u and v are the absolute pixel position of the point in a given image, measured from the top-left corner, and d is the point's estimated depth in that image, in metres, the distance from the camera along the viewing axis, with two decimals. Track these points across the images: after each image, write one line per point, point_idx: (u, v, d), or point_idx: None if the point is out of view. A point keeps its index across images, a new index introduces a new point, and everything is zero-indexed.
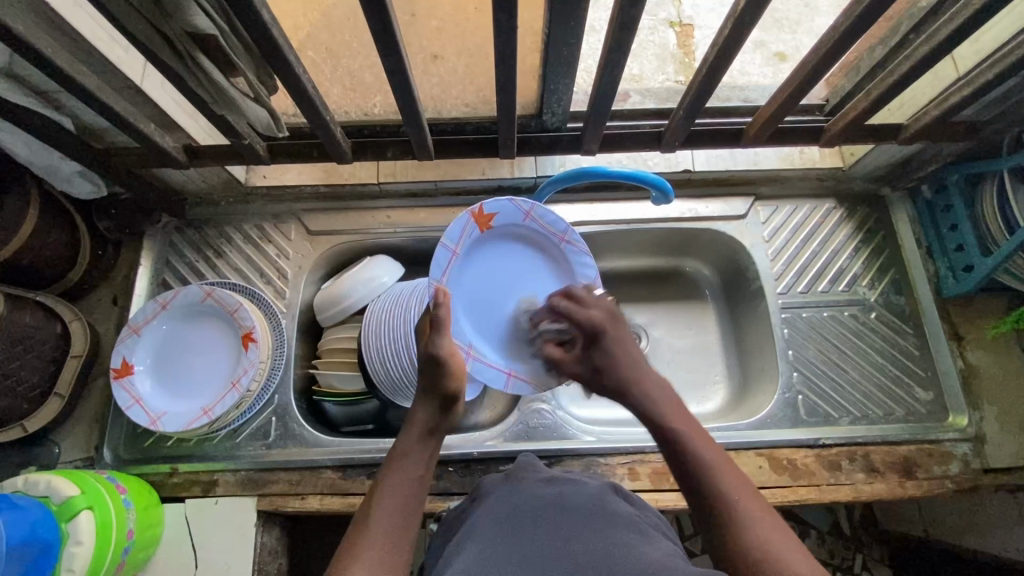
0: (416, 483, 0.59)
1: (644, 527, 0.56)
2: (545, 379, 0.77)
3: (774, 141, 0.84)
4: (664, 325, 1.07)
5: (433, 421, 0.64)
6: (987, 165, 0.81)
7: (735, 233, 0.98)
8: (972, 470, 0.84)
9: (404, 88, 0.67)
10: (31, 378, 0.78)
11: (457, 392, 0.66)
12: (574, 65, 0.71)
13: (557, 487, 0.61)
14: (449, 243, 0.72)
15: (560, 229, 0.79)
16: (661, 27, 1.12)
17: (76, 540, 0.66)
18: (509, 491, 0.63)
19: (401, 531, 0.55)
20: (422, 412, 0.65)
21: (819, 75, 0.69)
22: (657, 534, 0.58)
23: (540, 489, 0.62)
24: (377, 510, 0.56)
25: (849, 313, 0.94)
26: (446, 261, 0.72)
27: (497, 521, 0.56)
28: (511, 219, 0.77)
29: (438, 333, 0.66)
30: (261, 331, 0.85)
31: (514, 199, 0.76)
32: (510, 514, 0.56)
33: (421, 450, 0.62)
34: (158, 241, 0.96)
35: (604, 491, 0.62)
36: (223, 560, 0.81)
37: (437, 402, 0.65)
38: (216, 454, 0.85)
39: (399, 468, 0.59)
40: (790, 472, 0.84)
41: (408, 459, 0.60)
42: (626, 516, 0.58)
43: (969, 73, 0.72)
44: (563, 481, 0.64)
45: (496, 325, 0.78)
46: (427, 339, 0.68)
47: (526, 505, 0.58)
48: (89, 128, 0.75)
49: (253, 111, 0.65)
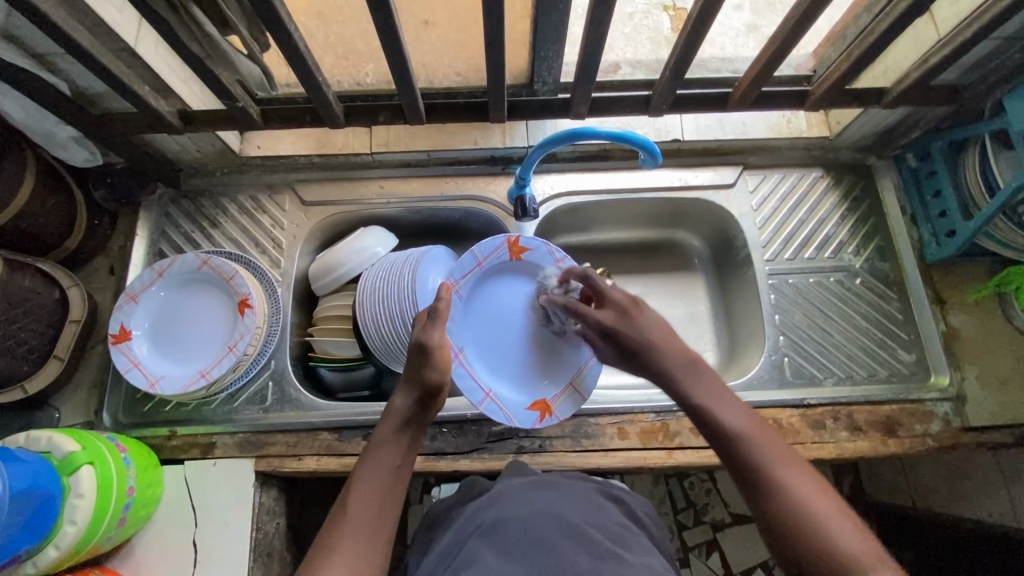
0: (392, 477, 0.58)
1: (629, 540, 0.64)
2: (516, 410, 0.81)
3: (760, 105, 0.85)
4: (654, 294, 1.09)
5: (410, 412, 0.62)
6: (970, 130, 0.82)
7: (723, 202, 1.00)
8: (952, 428, 0.87)
9: (395, 48, 0.68)
10: (31, 340, 0.79)
11: (439, 383, 0.63)
12: (563, 29, 0.72)
13: (546, 493, 0.69)
14: (478, 253, 0.82)
15: None
16: (655, 11, 1.13)
17: (78, 493, 0.68)
18: (500, 495, 0.70)
19: (377, 528, 0.54)
20: (400, 402, 0.63)
21: (801, 33, 0.70)
22: (634, 536, 0.66)
23: (529, 493, 0.69)
24: (351, 510, 0.55)
25: (835, 279, 0.96)
26: (470, 267, 0.82)
27: (492, 522, 0.64)
28: (541, 260, 0.85)
29: (435, 324, 0.66)
30: (257, 298, 0.87)
31: (550, 244, 0.84)
32: (503, 516, 0.64)
33: (399, 444, 0.60)
34: (154, 212, 0.97)
35: (590, 497, 0.70)
36: (223, 519, 0.82)
37: (417, 392, 0.62)
38: (214, 417, 0.87)
39: (374, 463, 0.58)
40: (776, 431, 0.86)
41: (383, 452, 0.59)
42: (610, 524, 0.66)
43: (948, 34, 0.74)
44: (548, 484, 0.72)
45: (493, 350, 0.84)
46: (421, 327, 0.67)
47: (520, 507, 0.66)
48: (84, 94, 0.76)
49: (246, 66, 0.78)
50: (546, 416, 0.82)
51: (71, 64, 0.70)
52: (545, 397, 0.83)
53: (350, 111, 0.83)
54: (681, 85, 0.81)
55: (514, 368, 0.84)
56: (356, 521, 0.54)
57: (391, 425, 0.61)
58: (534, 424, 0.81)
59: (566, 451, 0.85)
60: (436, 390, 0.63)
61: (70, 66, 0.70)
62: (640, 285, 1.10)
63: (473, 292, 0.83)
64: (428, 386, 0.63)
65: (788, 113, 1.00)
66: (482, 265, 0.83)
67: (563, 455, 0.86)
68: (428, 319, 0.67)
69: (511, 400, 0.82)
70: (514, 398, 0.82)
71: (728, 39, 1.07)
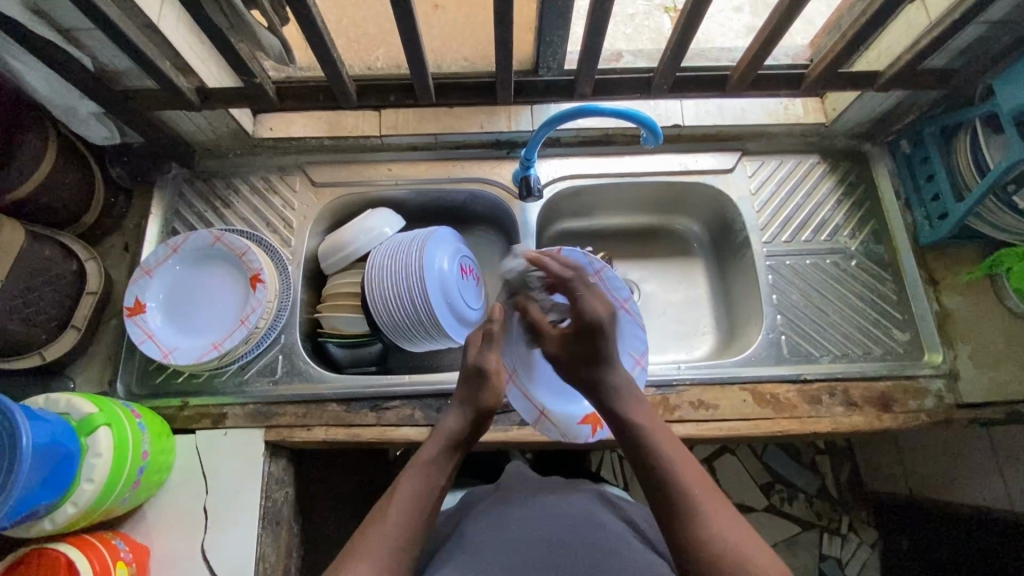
0: (436, 490, 0.66)
1: (629, 542, 0.65)
2: (570, 427, 0.85)
3: (757, 87, 0.88)
4: (654, 279, 1.11)
5: (464, 432, 0.72)
6: (960, 114, 0.85)
7: (722, 186, 1.02)
8: (945, 404, 0.89)
9: (407, 24, 0.70)
10: (49, 309, 0.82)
11: (490, 410, 0.74)
12: (568, 12, 0.75)
13: (548, 497, 0.72)
14: (515, 272, 0.85)
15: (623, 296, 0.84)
16: (656, 12, 1.17)
17: (96, 453, 0.70)
18: (503, 502, 0.72)
19: (416, 530, 0.62)
20: (454, 421, 0.72)
21: (796, 12, 0.73)
22: (634, 542, 0.66)
23: (531, 501, 0.71)
24: (394, 511, 0.62)
25: (831, 261, 0.98)
26: (511, 285, 0.86)
27: (490, 531, 0.66)
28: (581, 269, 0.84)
29: (489, 347, 0.77)
30: (269, 273, 0.89)
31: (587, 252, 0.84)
32: (506, 520, 0.67)
33: (447, 459, 0.69)
34: (168, 192, 0.99)
35: (591, 505, 0.71)
36: (233, 488, 0.84)
37: (472, 414, 0.73)
38: (226, 389, 0.89)
39: (422, 475, 0.66)
40: (773, 405, 0.88)
41: (436, 460, 0.68)
42: (614, 524, 0.69)
43: (938, 18, 0.77)
44: (549, 493, 0.74)
45: (543, 364, 0.88)
46: (477, 351, 0.77)
47: (522, 512, 0.69)
48: (107, 71, 0.79)
49: (267, 39, 0.74)
50: (599, 429, 0.84)
51: (95, 40, 0.73)
52: (598, 412, 0.85)
53: (362, 91, 0.85)
54: (681, 65, 0.83)
55: (568, 377, 0.88)
56: (394, 523, 0.61)
57: (445, 438, 0.71)
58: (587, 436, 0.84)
59: None
60: (486, 415, 0.73)
61: (94, 41, 0.73)
62: (642, 270, 1.12)
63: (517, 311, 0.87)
64: (481, 412, 0.73)
65: (786, 100, 1.02)
66: (524, 280, 0.86)
67: None
68: (484, 342, 0.77)
69: (563, 415, 0.85)
70: (571, 411, 0.86)
71: (726, 33, 1.11)
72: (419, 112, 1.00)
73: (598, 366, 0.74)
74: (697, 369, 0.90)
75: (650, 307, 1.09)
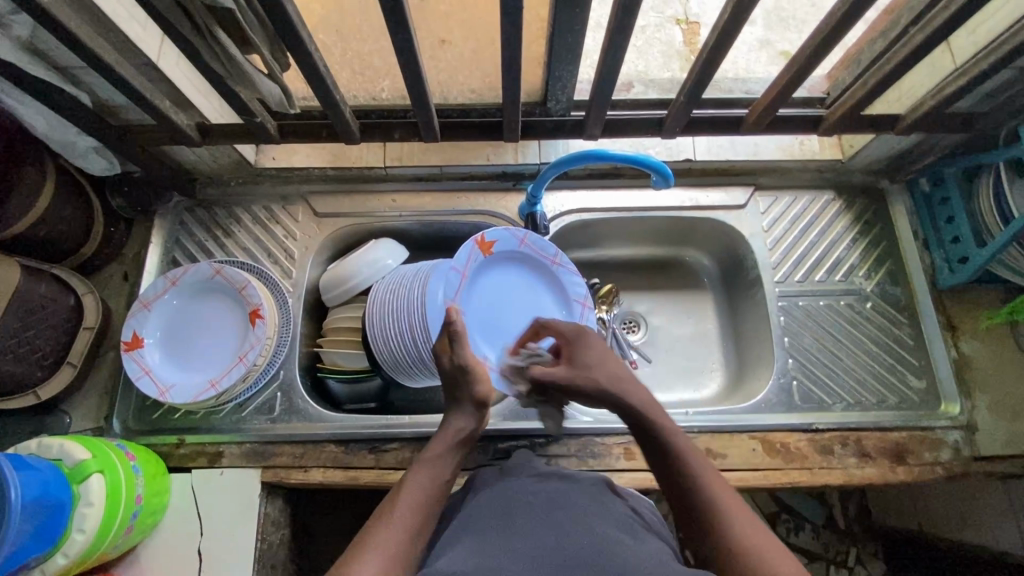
0: (442, 485, 0.63)
1: (634, 526, 0.61)
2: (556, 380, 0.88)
3: (773, 129, 0.85)
4: (663, 312, 1.09)
5: (467, 431, 0.69)
6: (983, 157, 0.82)
7: (734, 223, 1.00)
8: (962, 457, 0.86)
9: (411, 66, 0.68)
10: (45, 347, 0.80)
11: (485, 397, 0.72)
12: (579, 52, 0.72)
13: (551, 485, 0.65)
14: (458, 265, 0.85)
15: (552, 253, 0.92)
16: (668, 25, 1.14)
17: (87, 502, 0.69)
18: (502, 489, 0.65)
19: (423, 527, 0.58)
20: (460, 420, 0.70)
21: (818, 59, 0.71)
22: (644, 531, 0.61)
23: (538, 487, 0.64)
24: (402, 508, 0.58)
25: (845, 303, 0.95)
26: (455, 281, 0.85)
27: (490, 525, 0.58)
28: (508, 246, 0.90)
29: (460, 344, 0.73)
30: (268, 308, 0.87)
31: (511, 228, 0.89)
32: (508, 509, 0.60)
33: (453, 455, 0.66)
34: (168, 221, 0.98)
35: (598, 494, 0.64)
36: (228, 528, 0.83)
37: (472, 408, 0.70)
38: (222, 426, 0.88)
39: (428, 472, 0.63)
40: (782, 455, 0.86)
41: (440, 462, 0.64)
42: (621, 512, 0.63)
43: (966, 64, 0.74)
44: (556, 477, 0.67)
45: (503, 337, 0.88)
46: (449, 353, 0.73)
47: (521, 501, 0.61)
48: (106, 106, 0.77)
49: (265, 86, 0.71)
50: None
51: (93, 77, 0.71)
52: None
53: (366, 127, 0.83)
54: (694, 107, 0.81)
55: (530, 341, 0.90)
56: (401, 519, 0.57)
57: (450, 439, 0.67)
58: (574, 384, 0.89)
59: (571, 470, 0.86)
60: (485, 402, 0.71)
61: (92, 78, 0.71)
62: (650, 303, 1.10)
63: (468, 298, 0.87)
64: (480, 401, 0.71)
65: (801, 136, 0.99)
66: (465, 273, 0.86)
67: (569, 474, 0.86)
68: (453, 340, 0.73)
69: None
70: None
71: (742, 54, 1.08)
72: (425, 143, 0.99)
73: (600, 368, 0.70)
74: (706, 415, 0.88)
75: (657, 342, 1.06)
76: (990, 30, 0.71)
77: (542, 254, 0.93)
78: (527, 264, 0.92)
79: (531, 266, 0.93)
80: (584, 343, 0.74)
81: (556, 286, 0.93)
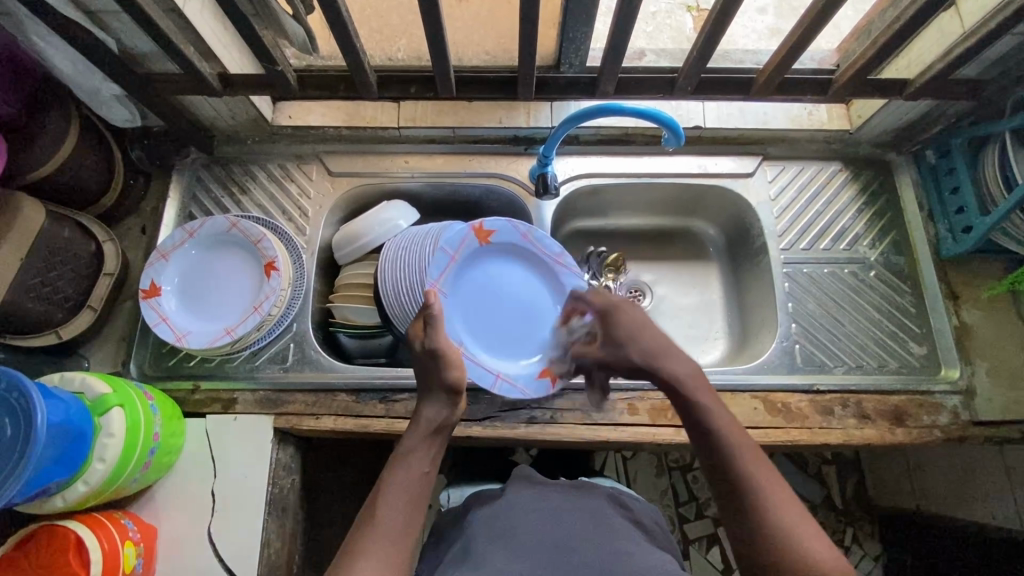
0: (422, 480, 0.63)
1: (636, 541, 0.65)
2: (527, 380, 0.87)
3: (782, 92, 0.87)
4: (668, 281, 1.10)
5: (439, 418, 0.67)
6: (989, 127, 0.83)
7: (741, 190, 1.01)
8: (960, 421, 0.88)
9: (432, 17, 0.70)
10: (66, 289, 0.83)
11: (461, 385, 0.68)
12: (593, 11, 0.74)
13: (556, 500, 0.69)
14: (448, 248, 0.86)
15: (554, 251, 0.92)
16: (679, 12, 1.14)
17: (108, 433, 0.71)
18: (509, 503, 0.70)
19: (407, 527, 0.59)
20: (431, 409, 0.67)
21: (828, 15, 0.72)
22: (642, 544, 0.65)
23: (540, 502, 0.69)
24: (382, 514, 0.59)
25: (849, 271, 0.97)
26: (445, 263, 0.86)
27: (495, 543, 0.63)
28: (507, 237, 0.91)
29: (435, 329, 0.70)
30: (283, 261, 0.89)
31: (512, 220, 0.90)
32: (513, 528, 0.65)
33: (428, 448, 0.65)
34: (185, 176, 1.00)
35: (600, 509, 0.69)
36: (240, 473, 0.85)
37: (443, 396, 0.67)
38: (237, 374, 0.90)
39: (405, 468, 0.63)
40: (783, 414, 0.87)
41: (414, 455, 0.64)
42: (622, 528, 0.67)
43: (974, 27, 0.75)
44: (559, 491, 0.72)
45: (489, 330, 0.89)
46: (421, 339, 0.70)
47: (525, 518, 0.66)
48: (131, 54, 0.79)
49: (291, 27, 0.76)
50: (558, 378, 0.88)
51: (122, 22, 0.73)
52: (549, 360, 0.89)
53: (383, 82, 0.85)
54: (706, 66, 0.82)
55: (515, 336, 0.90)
56: (383, 528, 0.58)
57: (422, 430, 0.66)
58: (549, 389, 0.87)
59: (575, 423, 0.87)
60: (458, 391, 0.67)
61: (119, 23, 0.73)
62: (655, 272, 1.11)
63: (456, 284, 0.88)
64: (453, 390, 0.67)
65: (810, 105, 1.01)
66: (455, 257, 0.87)
67: (574, 427, 0.88)
68: (426, 326, 0.70)
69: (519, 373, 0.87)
70: (521, 369, 0.88)
71: (750, 41, 1.08)
72: (438, 105, 1.00)
73: (634, 345, 0.71)
74: (709, 374, 0.89)
75: (661, 310, 1.08)
76: None
77: (544, 251, 0.93)
78: (526, 258, 0.92)
79: (529, 260, 0.93)
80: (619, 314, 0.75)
81: (554, 286, 0.93)
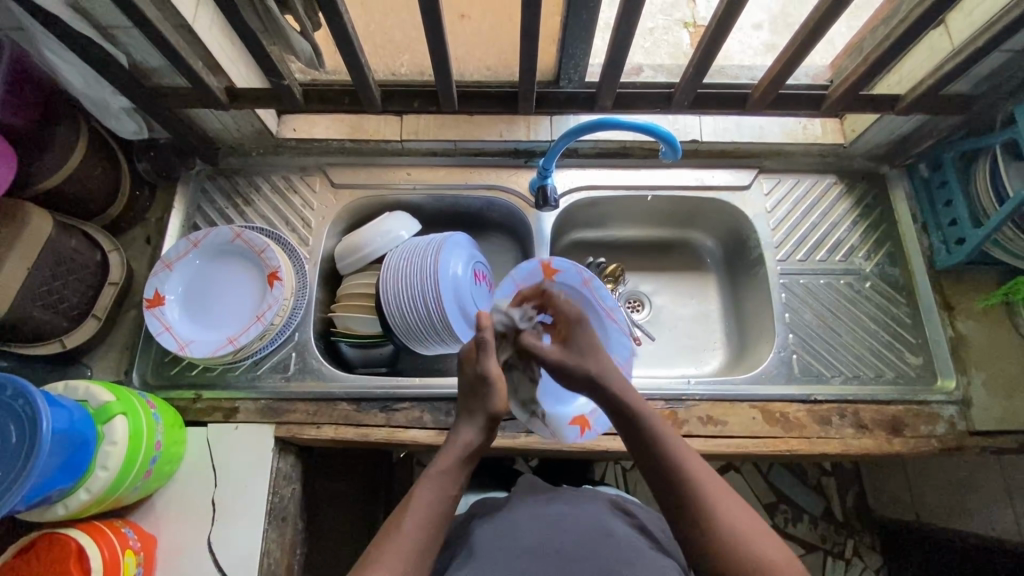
0: (450, 500, 0.63)
1: (636, 543, 0.65)
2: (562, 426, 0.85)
3: (777, 106, 0.89)
4: (668, 292, 1.12)
5: (475, 442, 0.68)
6: (980, 141, 0.85)
7: (737, 203, 1.03)
8: (957, 431, 0.88)
9: (435, 33, 0.72)
10: (72, 298, 0.84)
11: (501, 412, 0.69)
12: (593, 28, 0.76)
13: (555, 506, 0.70)
14: (515, 278, 0.86)
15: (610, 305, 0.88)
16: (676, 28, 1.17)
17: (111, 441, 0.71)
18: (509, 511, 0.70)
19: (430, 542, 0.60)
20: (467, 432, 0.68)
21: (819, 34, 0.74)
22: (644, 547, 0.65)
23: (542, 508, 0.70)
24: (409, 524, 0.60)
25: (845, 282, 0.98)
26: (508, 292, 0.86)
27: (495, 549, 0.64)
28: (572, 281, 0.87)
29: (485, 354, 0.70)
30: (286, 271, 0.90)
31: (580, 266, 0.87)
32: (514, 534, 0.65)
33: (460, 470, 0.66)
34: (191, 187, 1.01)
35: (600, 512, 0.70)
36: (242, 481, 0.85)
37: (483, 421, 0.68)
38: (238, 383, 0.90)
39: (435, 486, 0.63)
40: (782, 424, 0.88)
41: (446, 475, 0.65)
42: (624, 531, 0.67)
43: (962, 44, 0.77)
44: (559, 498, 0.73)
45: None
46: (472, 361, 0.71)
47: (526, 524, 0.67)
48: (140, 68, 0.81)
49: (298, 43, 0.79)
50: (586, 431, 0.86)
51: (132, 37, 0.75)
52: (586, 412, 0.87)
53: (387, 96, 0.87)
54: (701, 82, 0.84)
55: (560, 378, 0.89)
56: (408, 536, 0.59)
57: (457, 451, 0.66)
58: (576, 437, 0.86)
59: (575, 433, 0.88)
60: (498, 418, 0.69)
61: (130, 38, 0.75)
62: (654, 283, 1.12)
63: None
64: (493, 416, 0.69)
65: (804, 120, 1.03)
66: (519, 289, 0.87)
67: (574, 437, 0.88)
68: (478, 348, 0.70)
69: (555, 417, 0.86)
70: (559, 412, 0.87)
71: (746, 56, 1.10)
72: (439, 118, 1.02)
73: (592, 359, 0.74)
74: (707, 384, 0.90)
75: (661, 320, 1.09)
76: (984, 12, 0.75)
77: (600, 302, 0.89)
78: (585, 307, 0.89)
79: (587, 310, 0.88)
80: (581, 329, 0.78)
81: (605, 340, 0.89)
